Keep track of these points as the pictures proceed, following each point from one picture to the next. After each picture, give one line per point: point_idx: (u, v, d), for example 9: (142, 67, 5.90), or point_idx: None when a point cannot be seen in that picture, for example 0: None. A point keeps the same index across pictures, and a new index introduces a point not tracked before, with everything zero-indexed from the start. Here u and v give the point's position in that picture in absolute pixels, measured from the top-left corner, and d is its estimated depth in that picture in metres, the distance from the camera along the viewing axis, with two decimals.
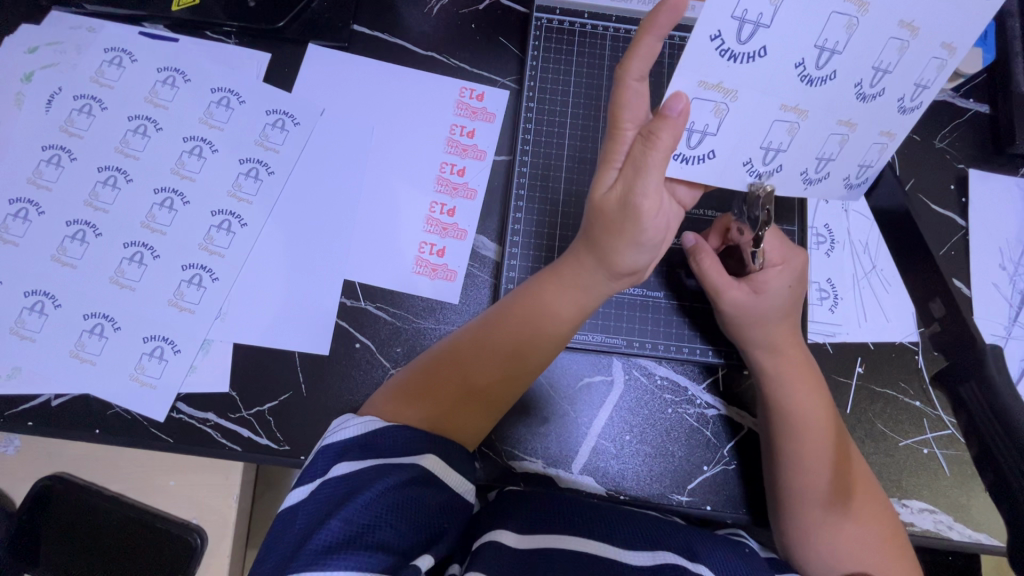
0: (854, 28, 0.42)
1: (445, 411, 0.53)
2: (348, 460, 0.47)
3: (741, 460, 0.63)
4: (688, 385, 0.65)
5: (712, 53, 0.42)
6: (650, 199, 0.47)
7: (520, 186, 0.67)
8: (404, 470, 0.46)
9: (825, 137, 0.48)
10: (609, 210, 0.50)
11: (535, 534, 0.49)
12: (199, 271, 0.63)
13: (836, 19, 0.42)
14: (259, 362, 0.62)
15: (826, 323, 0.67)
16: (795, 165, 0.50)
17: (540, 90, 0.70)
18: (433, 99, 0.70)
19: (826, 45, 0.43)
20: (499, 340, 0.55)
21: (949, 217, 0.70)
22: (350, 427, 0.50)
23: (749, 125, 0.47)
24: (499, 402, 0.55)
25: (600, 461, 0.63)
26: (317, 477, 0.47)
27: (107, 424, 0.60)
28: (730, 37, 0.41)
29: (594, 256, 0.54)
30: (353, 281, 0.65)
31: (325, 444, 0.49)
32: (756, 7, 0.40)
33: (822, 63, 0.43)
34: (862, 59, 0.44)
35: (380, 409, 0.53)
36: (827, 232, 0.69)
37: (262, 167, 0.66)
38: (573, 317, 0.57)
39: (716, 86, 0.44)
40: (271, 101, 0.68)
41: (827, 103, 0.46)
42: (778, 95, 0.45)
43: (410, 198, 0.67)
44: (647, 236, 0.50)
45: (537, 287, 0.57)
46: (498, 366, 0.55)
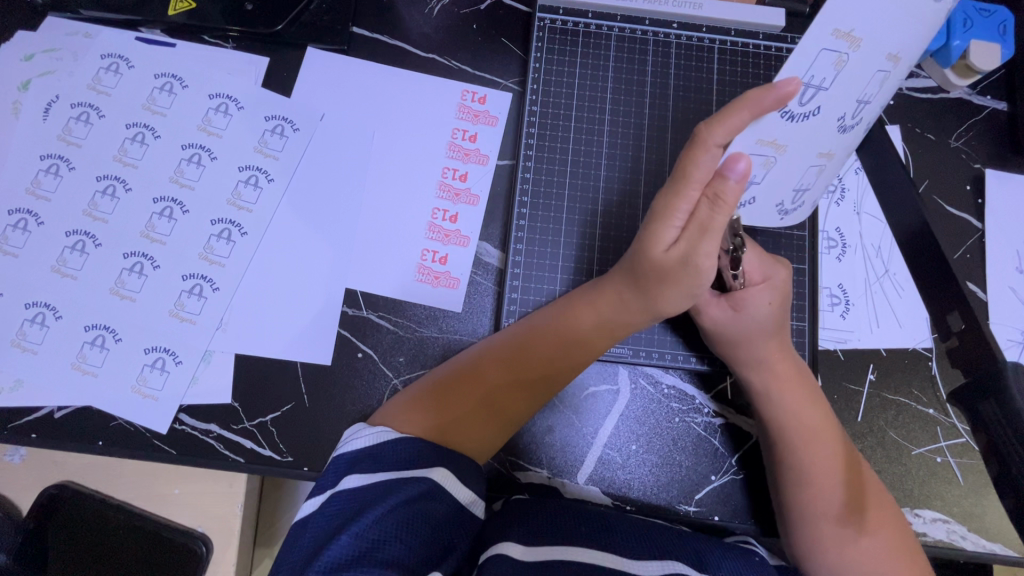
0: (841, 64, 0.44)
1: (469, 426, 0.53)
2: (358, 471, 0.47)
3: (750, 469, 0.62)
4: (695, 394, 0.64)
5: (777, 116, 0.47)
6: (712, 258, 0.47)
7: (523, 191, 0.66)
8: (414, 486, 0.46)
9: (805, 170, 0.53)
10: (668, 264, 0.49)
11: (540, 546, 0.48)
12: (200, 280, 0.62)
13: (825, 55, 0.44)
14: (261, 372, 0.61)
15: (837, 330, 0.65)
16: (771, 198, 0.57)
17: (543, 92, 0.68)
18: (434, 103, 0.69)
19: (814, 81, 0.45)
20: (526, 356, 0.55)
21: (964, 218, 0.68)
22: (360, 438, 0.49)
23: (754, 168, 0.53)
24: (512, 416, 0.55)
25: (606, 471, 0.62)
26: (327, 490, 0.47)
27: (110, 435, 0.59)
28: (793, 101, 0.46)
29: (637, 291, 0.53)
30: (354, 290, 0.64)
31: (335, 456, 0.49)
32: (820, 71, 0.45)
33: (806, 99, 0.46)
34: (845, 94, 0.47)
35: (398, 423, 0.52)
36: (838, 236, 0.68)
37: (262, 175, 0.65)
38: (603, 340, 0.56)
39: (770, 142, 0.50)
40: (270, 106, 0.67)
41: (805, 139, 0.50)
42: (758, 131, 0.48)
43: (412, 205, 0.66)
44: (705, 286, 0.50)
45: (569, 310, 0.56)
46: (516, 379, 0.55)
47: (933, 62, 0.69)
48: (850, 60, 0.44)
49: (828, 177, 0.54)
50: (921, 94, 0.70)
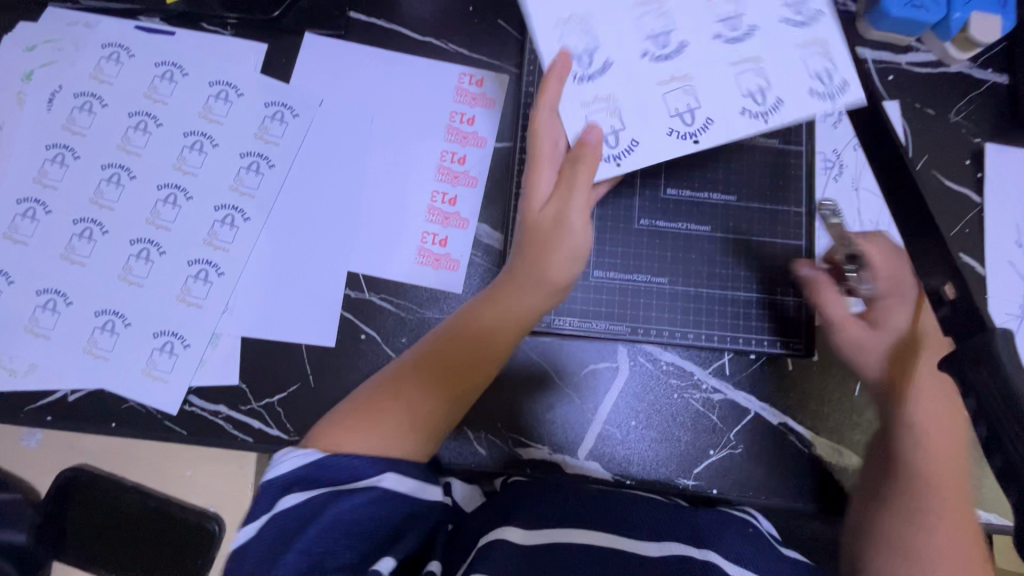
0: (587, 27, 0.51)
1: (390, 425, 0.52)
2: (295, 485, 0.47)
3: (748, 444, 0.63)
4: (693, 370, 0.64)
5: (570, 81, 0.51)
6: (580, 215, 0.54)
7: (521, 173, 0.67)
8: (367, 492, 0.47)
9: (737, 80, 0.51)
10: (543, 228, 0.55)
11: (541, 529, 0.52)
12: (205, 266, 0.63)
13: (570, 39, 0.51)
14: (267, 355, 0.63)
15: None
16: (727, 112, 0.51)
17: (539, 73, 0.68)
18: (432, 86, 0.69)
19: (579, 50, 0.51)
20: (454, 349, 0.56)
21: (964, 192, 0.68)
22: (285, 463, 0.49)
23: (638, 102, 0.51)
24: (433, 425, 0.55)
25: (607, 446, 0.63)
26: (266, 512, 0.47)
27: (123, 417, 0.61)
28: (576, 66, 0.51)
29: (530, 272, 0.55)
30: (356, 273, 0.65)
31: (268, 479, 0.48)
32: (575, 42, 0.51)
33: (588, 63, 0.51)
34: (575, 38, 0.51)
35: (328, 433, 0.51)
36: (836, 212, 0.68)
37: (263, 161, 0.66)
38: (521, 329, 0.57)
39: (597, 98, 0.51)
40: (269, 93, 0.68)
41: (701, 59, 0.51)
42: (576, 97, 0.51)
43: (411, 188, 0.67)
44: (580, 246, 0.55)
45: (470, 310, 0.57)
46: (437, 384, 0.55)
47: (932, 36, 0.68)
48: (589, 24, 0.51)
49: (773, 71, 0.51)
50: (921, 68, 0.70)
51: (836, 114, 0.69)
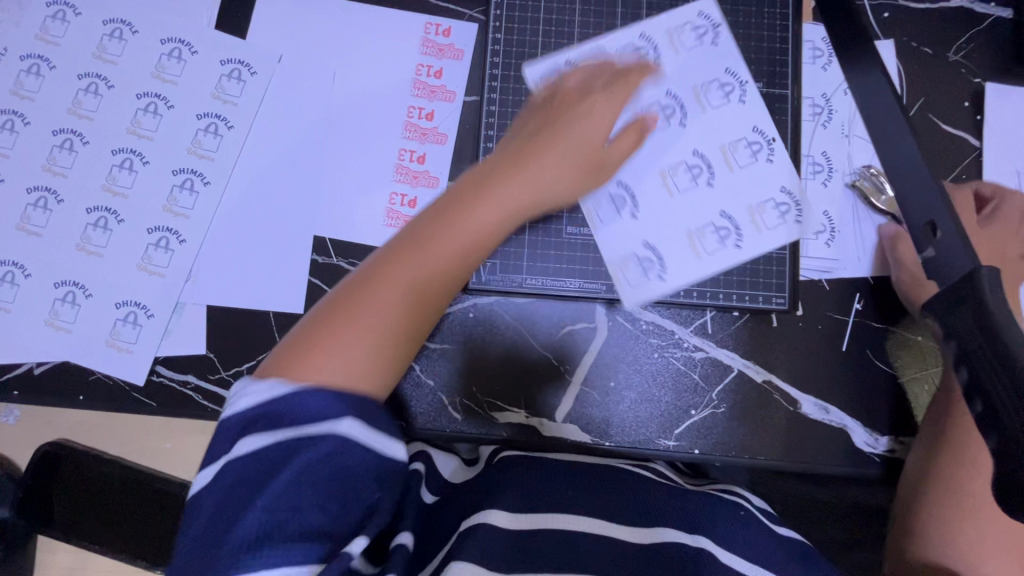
0: (619, 233, 0.62)
1: (354, 337, 0.45)
2: (251, 428, 0.42)
3: (729, 402, 0.61)
4: (674, 328, 0.62)
5: (626, 218, 0.62)
6: (609, 106, 0.57)
7: (489, 126, 0.63)
8: (321, 444, 0.41)
9: (699, 88, 0.63)
10: (573, 96, 0.58)
11: (526, 514, 0.54)
12: (166, 233, 0.61)
13: (616, 255, 0.62)
14: (234, 323, 0.61)
15: (822, 259, 0.63)
16: (750, 133, 0.63)
17: (508, 20, 0.64)
18: (397, 38, 0.65)
19: (614, 222, 0.62)
20: (432, 245, 0.49)
21: (961, 137, 0.65)
22: (245, 398, 0.43)
23: (678, 192, 0.62)
24: (390, 355, 0.46)
25: (585, 409, 0.61)
26: (224, 454, 0.42)
27: (89, 390, 0.60)
28: (623, 224, 0.62)
29: (525, 160, 0.54)
30: (323, 238, 0.63)
31: (223, 418, 0.43)
32: (618, 230, 0.62)
33: (616, 222, 0.62)
34: (605, 199, 0.62)
35: (277, 362, 0.44)
36: (824, 160, 0.64)
37: (221, 122, 0.63)
38: (516, 218, 0.53)
39: (666, 185, 0.62)
40: (225, 50, 0.64)
41: (669, 135, 0.63)
42: (643, 232, 0.62)
43: (378, 147, 0.64)
44: (591, 122, 0.56)
45: (458, 203, 0.51)
46: (406, 296, 0.47)
47: None
48: (609, 234, 0.62)
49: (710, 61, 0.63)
50: (918, 3, 0.66)
51: (826, 54, 0.65)
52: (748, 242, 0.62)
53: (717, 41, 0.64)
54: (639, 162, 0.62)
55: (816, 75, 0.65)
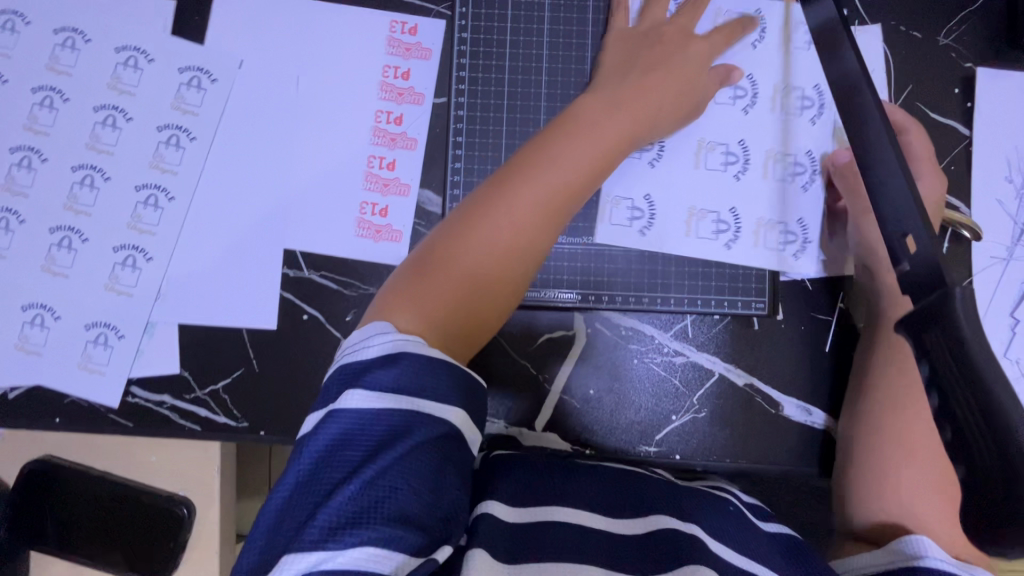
0: (637, 211, 0.62)
1: (461, 273, 0.48)
2: (364, 387, 0.43)
3: (709, 407, 0.61)
4: (654, 333, 0.61)
5: (640, 199, 0.62)
6: (701, 52, 0.60)
7: (457, 132, 0.62)
8: (434, 424, 0.43)
9: (764, 89, 0.63)
10: (668, 38, 0.59)
11: (527, 507, 0.49)
12: (132, 251, 0.60)
13: (626, 234, 0.61)
14: (207, 341, 0.60)
15: (805, 260, 0.61)
16: (805, 144, 0.62)
17: (475, 17, 0.62)
18: (362, 38, 0.63)
19: (638, 202, 0.62)
20: (519, 189, 0.49)
21: (951, 126, 0.62)
22: (373, 346, 0.45)
23: (724, 191, 0.62)
24: (498, 293, 0.50)
25: (565, 418, 0.61)
26: (329, 404, 0.43)
27: (65, 413, 0.59)
28: (640, 204, 0.62)
29: (625, 100, 0.55)
30: (294, 251, 0.61)
31: (342, 365, 0.45)
32: (639, 210, 0.62)
33: (643, 202, 0.62)
34: (637, 174, 0.62)
35: (387, 298, 0.48)
36: (809, 156, 0.62)
37: (183, 134, 0.61)
38: (618, 149, 0.53)
39: (700, 167, 0.62)
40: (183, 56, 0.62)
41: (726, 123, 0.62)
42: (672, 214, 0.62)
43: (346, 154, 0.62)
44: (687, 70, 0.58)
45: (552, 143, 0.51)
46: (504, 237, 0.49)
47: None
48: (638, 211, 0.62)
49: (783, 66, 0.63)
50: None
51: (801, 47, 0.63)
52: (741, 245, 0.62)
53: (757, 45, 0.63)
54: (687, 136, 0.62)
55: (794, 72, 0.63)
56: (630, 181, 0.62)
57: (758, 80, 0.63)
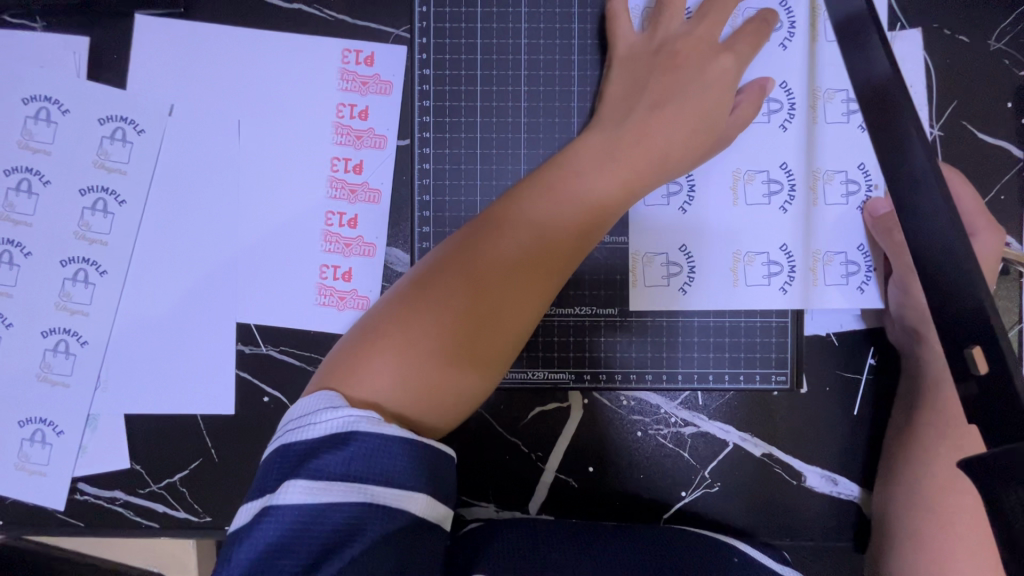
0: (680, 268, 0.52)
1: (425, 337, 0.39)
2: (307, 476, 0.34)
3: (724, 480, 0.54)
4: (660, 402, 0.54)
5: (679, 252, 0.52)
6: (733, 61, 0.49)
7: (423, 190, 0.53)
8: (393, 515, 0.35)
9: (801, 94, 0.51)
10: (689, 46, 0.49)
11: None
12: (64, 335, 0.53)
13: (670, 294, 0.52)
14: (158, 431, 0.54)
15: (835, 312, 0.53)
16: (849, 162, 0.52)
17: (438, 47, 0.52)
18: (311, 71, 0.54)
19: (673, 258, 0.52)
20: (493, 248, 0.42)
21: (1002, 147, 0.53)
22: (319, 424, 0.36)
23: (759, 224, 0.52)
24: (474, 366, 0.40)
25: (561, 499, 0.54)
26: (266, 496, 0.34)
27: (8, 514, 0.54)
28: (678, 258, 0.52)
29: (625, 134, 0.46)
30: (248, 325, 0.54)
31: (283, 444, 0.36)
32: (679, 264, 0.52)
33: (682, 255, 0.52)
34: (665, 222, 0.52)
35: (337, 364, 0.39)
36: (859, 175, 0.52)
37: (110, 197, 0.53)
38: (617, 193, 0.45)
39: (737, 203, 0.52)
40: (105, 105, 0.53)
41: (760, 142, 0.52)
42: (718, 265, 0.52)
43: (299, 210, 0.54)
44: (712, 84, 0.48)
45: (533, 191, 0.44)
46: (475, 296, 0.40)
47: None
48: (677, 266, 0.52)
49: (825, 65, 0.51)
50: None
51: (837, 64, 0.51)
52: (800, 291, 0.52)
53: (787, 45, 0.51)
54: (716, 166, 0.52)
55: (823, 92, 0.51)
56: (656, 228, 0.52)
57: (792, 92, 0.51)
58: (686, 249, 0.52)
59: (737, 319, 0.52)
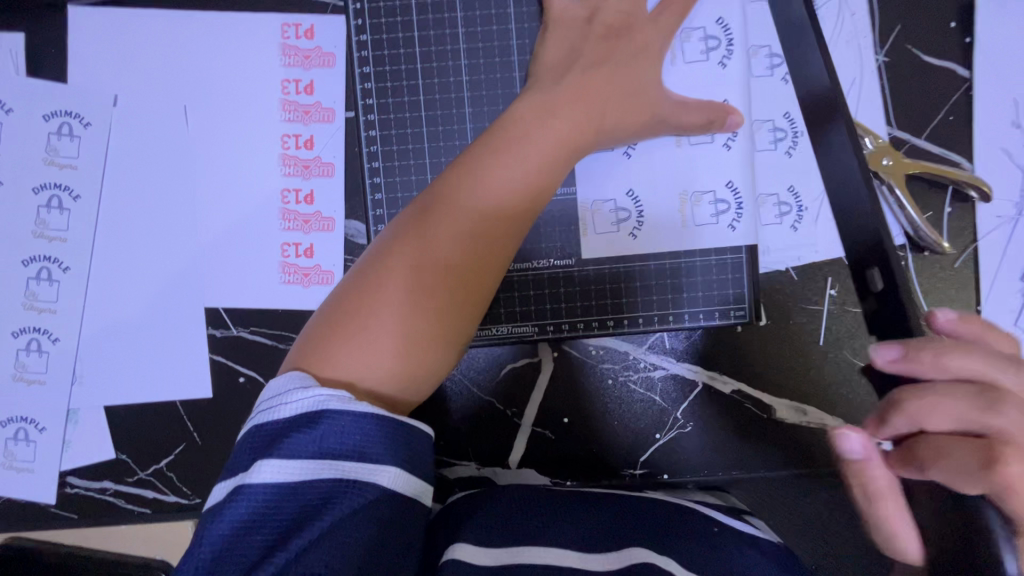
0: (631, 216, 0.53)
1: (388, 309, 0.40)
2: (279, 455, 0.35)
3: (698, 420, 0.55)
4: (627, 349, 0.55)
5: (626, 198, 0.53)
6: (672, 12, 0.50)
7: (372, 157, 0.53)
8: (365, 490, 0.35)
9: (737, 27, 0.51)
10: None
11: (497, 547, 0.42)
12: (35, 334, 0.54)
13: (621, 239, 0.53)
14: (139, 420, 0.54)
15: (788, 246, 0.54)
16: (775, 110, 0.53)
17: (373, 11, 0.52)
18: (251, 48, 0.53)
19: (622, 205, 0.53)
20: (451, 214, 0.42)
21: (947, 67, 0.53)
22: (289, 404, 0.36)
23: (707, 166, 0.52)
24: (444, 329, 0.41)
25: (540, 453, 0.55)
26: (238, 475, 0.35)
27: (3, 512, 0.55)
28: (627, 203, 0.53)
29: (567, 89, 0.47)
30: (216, 309, 0.54)
31: (255, 425, 0.37)
32: (629, 211, 0.53)
33: (631, 203, 0.53)
34: (614, 174, 0.52)
35: (306, 349, 0.40)
36: (786, 123, 0.53)
37: (64, 193, 0.53)
38: (566, 147, 0.46)
39: (682, 143, 0.52)
40: (48, 100, 0.53)
41: (701, 82, 0.52)
42: (671, 208, 0.53)
43: (253, 190, 0.54)
44: (653, 41, 0.49)
45: (483, 153, 0.45)
46: (437, 262, 0.41)
47: None
48: (628, 213, 0.53)
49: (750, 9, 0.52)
50: None
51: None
52: (749, 226, 0.52)
53: None
54: (679, 80, 0.52)
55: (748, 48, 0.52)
56: (604, 176, 0.52)
57: (730, 28, 0.51)
58: (638, 196, 0.53)
59: (694, 259, 0.53)
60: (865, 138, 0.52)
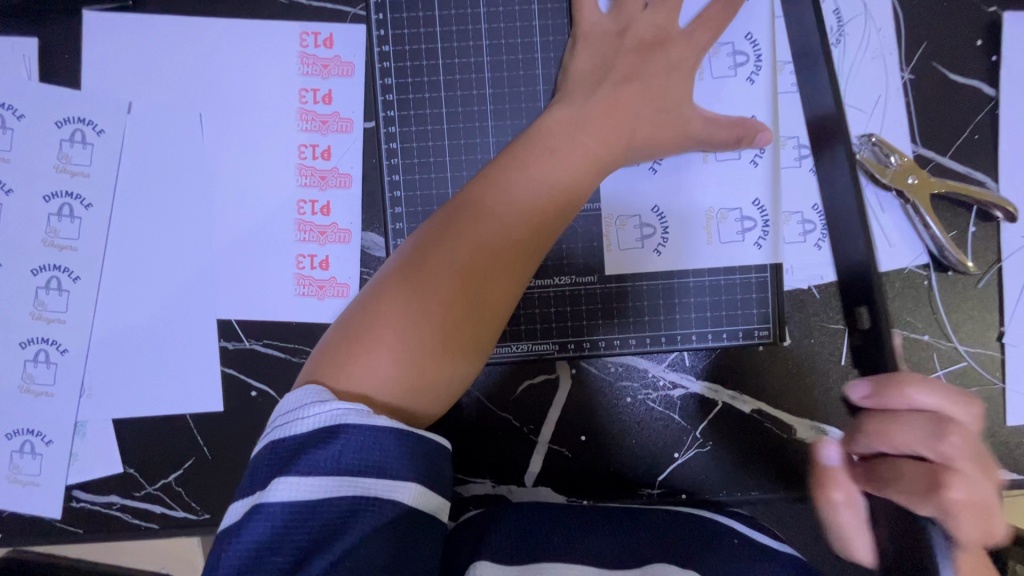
0: (653, 232, 0.52)
1: (408, 321, 0.39)
2: (297, 472, 0.34)
3: (718, 440, 0.54)
4: (647, 367, 0.54)
5: (650, 214, 0.52)
6: (702, 28, 0.49)
7: (392, 169, 0.52)
8: (384, 507, 0.34)
9: (765, 43, 0.51)
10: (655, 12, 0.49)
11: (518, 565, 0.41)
12: (43, 345, 0.53)
13: (643, 255, 0.52)
14: (149, 433, 0.53)
15: (813, 265, 0.53)
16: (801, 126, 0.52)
17: (396, 22, 0.51)
18: (270, 57, 0.52)
19: (644, 222, 0.52)
20: (474, 224, 0.42)
21: (974, 86, 0.53)
22: (307, 419, 0.35)
23: (731, 182, 0.52)
24: (464, 343, 0.40)
25: (557, 471, 0.54)
26: (255, 494, 0.34)
27: (6, 526, 0.54)
28: (650, 219, 0.52)
29: (593, 100, 0.47)
30: (230, 321, 0.53)
31: (271, 442, 0.36)
32: (652, 227, 0.52)
33: (655, 220, 0.52)
34: (637, 190, 0.52)
35: (323, 361, 0.39)
36: None
37: (76, 201, 0.52)
38: (591, 158, 0.45)
39: (707, 159, 0.51)
40: (61, 107, 0.52)
41: (728, 98, 0.51)
42: (694, 225, 0.52)
43: (269, 200, 0.53)
44: (680, 56, 0.49)
45: (509, 162, 0.44)
46: (459, 273, 0.40)
47: None
48: (651, 230, 0.52)
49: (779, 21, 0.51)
50: None
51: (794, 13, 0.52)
52: (773, 244, 0.52)
53: None
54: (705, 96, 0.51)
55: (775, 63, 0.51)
56: (627, 191, 0.52)
57: (758, 44, 0.51)
58: (661, 211, 0.52)
59: (716, 277, 0.52)
60: (891, 156, 0.51)
